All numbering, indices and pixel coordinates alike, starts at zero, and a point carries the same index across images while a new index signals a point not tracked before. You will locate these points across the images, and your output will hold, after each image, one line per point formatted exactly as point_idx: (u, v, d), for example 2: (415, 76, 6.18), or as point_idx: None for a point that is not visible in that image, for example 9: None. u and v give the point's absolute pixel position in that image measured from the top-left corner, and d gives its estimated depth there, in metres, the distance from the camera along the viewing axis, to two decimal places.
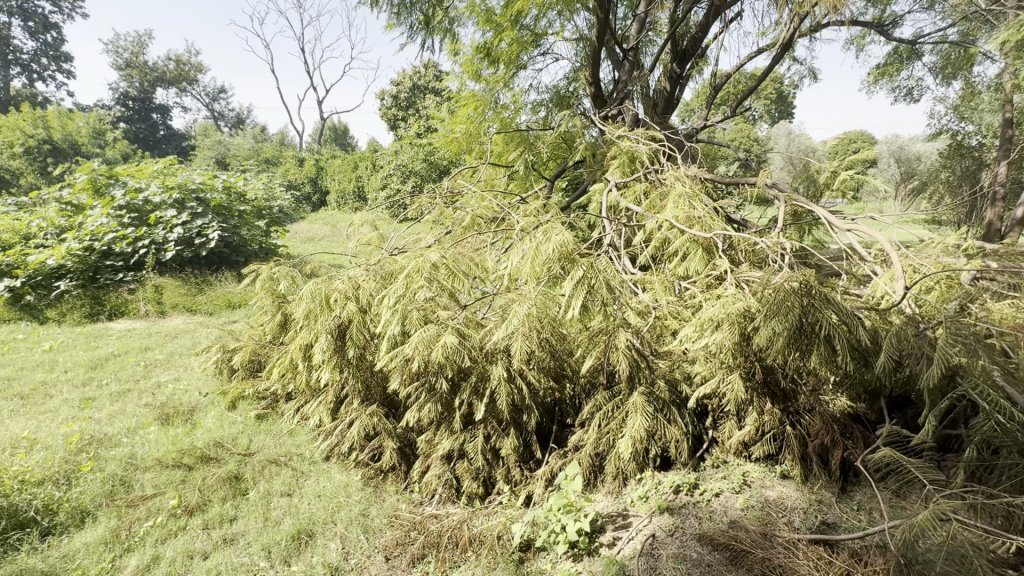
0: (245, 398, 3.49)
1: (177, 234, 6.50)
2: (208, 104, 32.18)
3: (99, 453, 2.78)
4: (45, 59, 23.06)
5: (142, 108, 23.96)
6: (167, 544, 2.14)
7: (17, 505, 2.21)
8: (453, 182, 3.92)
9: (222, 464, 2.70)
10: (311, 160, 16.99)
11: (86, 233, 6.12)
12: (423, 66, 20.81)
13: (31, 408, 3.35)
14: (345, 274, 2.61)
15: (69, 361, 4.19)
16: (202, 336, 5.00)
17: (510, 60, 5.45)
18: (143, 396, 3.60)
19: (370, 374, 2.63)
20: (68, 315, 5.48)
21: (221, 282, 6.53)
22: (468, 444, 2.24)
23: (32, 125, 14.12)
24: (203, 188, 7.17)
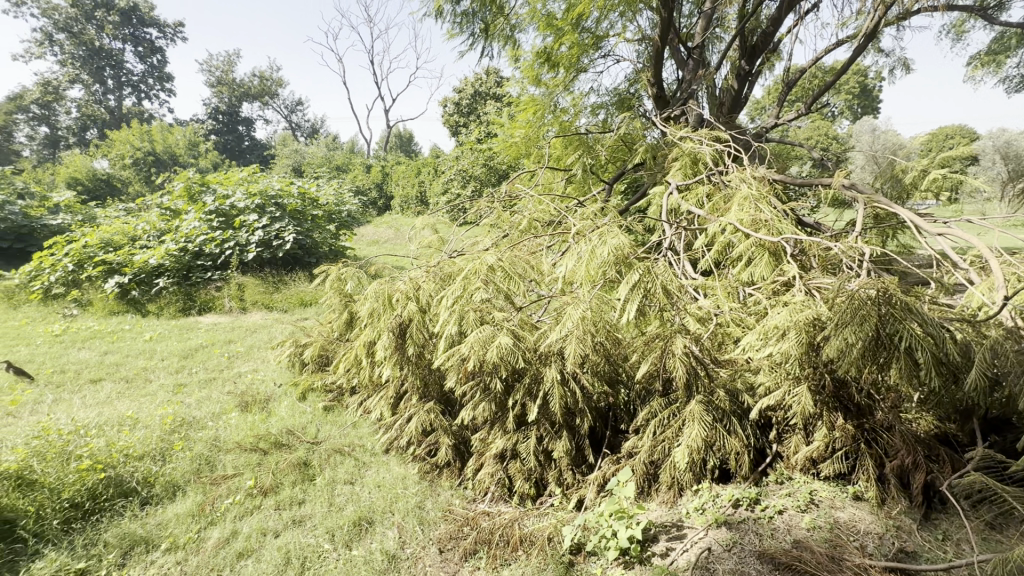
0: (314, 390, 3.73)
1: (258, 237, 7.04)
2: (287, 116, 34.57)
3: (189, 434, 3.08)
4: (152, 79, 25.78)
5: (231, 121, 25.89)
6: (243, 520, 2.33)
7: (122, 476, 2.54)
8: (511, 186, 3.98)
9: (293, 451, 2.90)
10: (377, 166, 17.82)
11: (182, 235, 6.79)
12: (484, 73, 21.16)
13: (134, 390, 3.76)
14: (406, 276, 2.73)
15: (165, 350, 4.66)
16: (278, 331, 5.38)
17: (570, 64, 5.47)
18: (226, 384, 3.94)
19: (428, 372, 2.73)
20: (165, 309, 6.08)
21: (295, 281, 6.99)
22: (521, 445, 2.27)
23: (139, 140, 15.88)
24: (281, 194, 7.72)
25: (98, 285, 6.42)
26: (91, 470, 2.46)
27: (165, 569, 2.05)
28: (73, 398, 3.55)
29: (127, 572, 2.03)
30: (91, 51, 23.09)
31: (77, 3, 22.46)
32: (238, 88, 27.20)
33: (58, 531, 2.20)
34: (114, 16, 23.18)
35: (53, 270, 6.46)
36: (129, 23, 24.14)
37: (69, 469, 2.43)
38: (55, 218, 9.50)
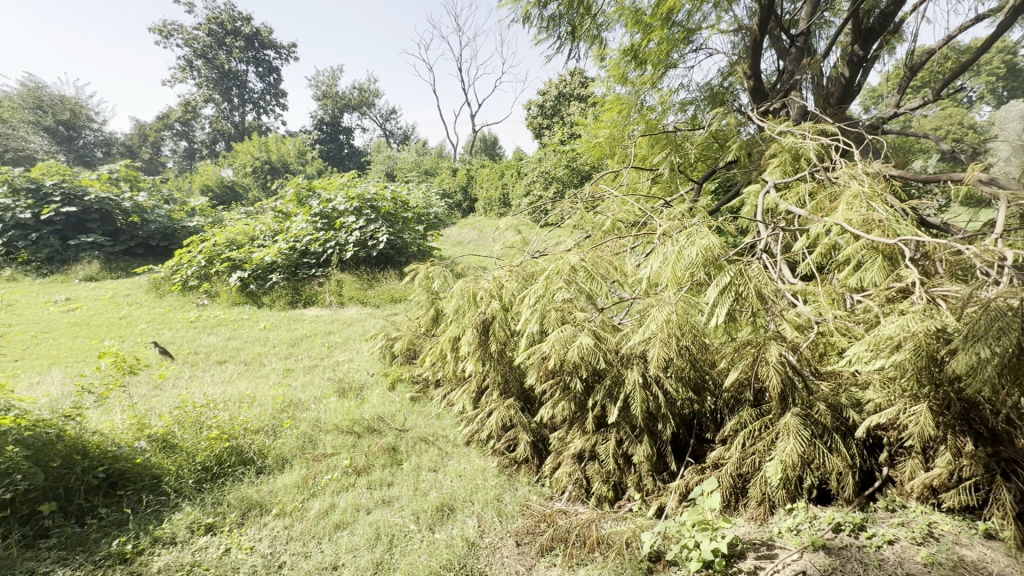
0: (402, 380, 3.97)
1: (355, 237, 7.62)
2: (381, 124, 36.92)
3: (296, 414, 3.41)
4: (269, 96, 28.78)
5: (332, 130, 27.71)
6: (340, 496, 2.54)
7: (242, 446, 2.90)
8: (595, 186, 3.96)
9: (383, 436, 3.11)
10: (463, 170, 18.47)
11: (292, 235, 7.53)
12: (569, 74, 21.12)
13: (252, 372, 4.26)
14: (490, 274, 2.82)
15: (276, 338, 5.21)
16: (370, 325, 5.78)
17: (659, 61, 5.32)
18: (326, 371, 4.32)
19: (509, 369, 2.80)
20: (276, 302, 6.77)
21: (386, 279, 7.47)
22: (600, 446, 2.25)
23: (258, 150, 17.79)
24: (377, 198, 8.28)
25: (224, 279, 7.30)
26: (217, 440, 2.84)
27: (275, 532, 2.30)
28: (205, 376, 4.09)
29: (245, 530, 2.31)
30: (222, 73, 26.15)
31: (212, 33, 25.42)
32: (340, 100, 29.55)
33: (192, 489, 2.57)
34: (240, 41, 26.05)
35: (190, 265, 7.44)
36: (252, 47, 27.01)
37: (202, 436, 2.84)
38: (192, 220, 10.93)
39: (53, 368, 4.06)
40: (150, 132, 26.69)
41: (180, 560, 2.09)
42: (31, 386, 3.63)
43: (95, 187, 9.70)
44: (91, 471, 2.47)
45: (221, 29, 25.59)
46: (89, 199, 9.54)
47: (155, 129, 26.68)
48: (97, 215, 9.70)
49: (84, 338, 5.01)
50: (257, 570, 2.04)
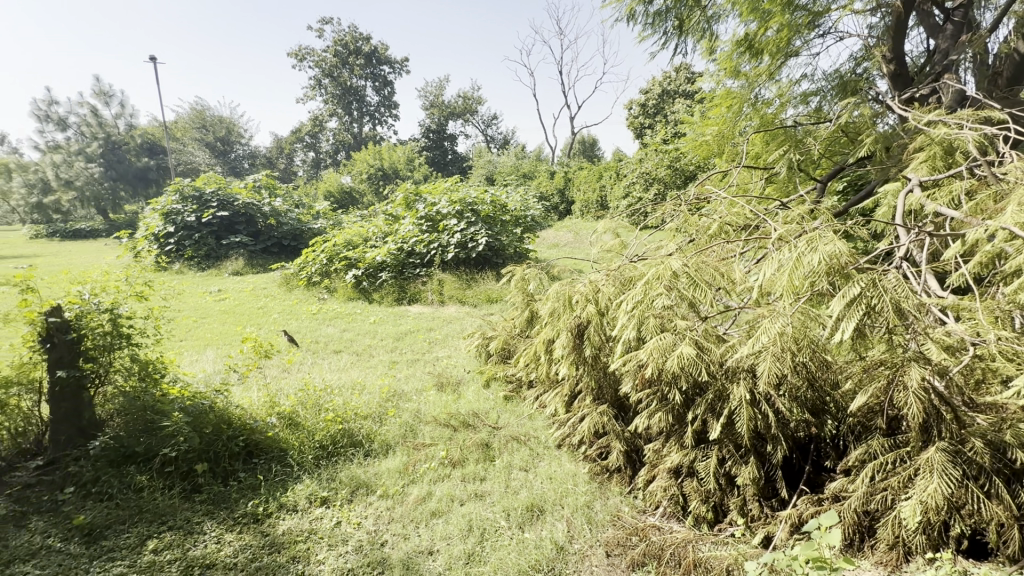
0: (496, 379, 4.06)
1: (457, 239, 7.98)
2: (483, 130, 38.26)
3: (399, 404, 3.65)
4: (384, 108, 31.22)
5: (438, 137, 28.61)
6: (436, 485, 2.68)
7: (353, 429, 3.17)
8: (701, 187, 3.75)
9: (477, 431, 3.22)
10: (561, 173, 18.46)
11: (400, 237, 8.10)
12: (674, 70, 20.33)
13: (362, 362, 4.65)
14: (587, 278, 2.79)
15: (383, 332, 5.63)
16: (468, 323, 6.01)
17: (778, 49, 4.88)
18: (426, 365, 4.57)
19: (604, 375, 2.76)
20: (385, 298, 7.32)
21: (484, 280, 7.72)
22: (699, 463, 2.13)
23: (373, 158, 19.32)
24: (477, 201, 8.60)
25: (341, 276, 8.06)
26: (332, 422, 3.14)
27: (379, 511, 2.48)
28: (324, 363, 4.56)
29: (354, 506, 2.52)
30: (344, 89, 28.83)
31: (337, 53, 28.17)
32: (446, 109, 31.22)
33: (311, 464, 2.86)
34: (360, 59, 28.51)
35: (314, 263, 8.32)
36: (372, 64, 29.49)
37: (320, 417, 3.16)
38: (316, 223, 12.21)
39: (208, 348, 4.80)
40: (286, 145, 30.25)
41: (300, 526, 2.36)
42: (192, 362, 4.33)
43: (242, 194, 11.24)
44: (233, 439, 2.88)
45: (345, 50, 28.24)
46: (238, 204, 11.09)
47: (289, 142, 30.18)
48: (243, 218, 11.24)
49: (231, 324, 5.84)
50: (362, 545, 2.23)
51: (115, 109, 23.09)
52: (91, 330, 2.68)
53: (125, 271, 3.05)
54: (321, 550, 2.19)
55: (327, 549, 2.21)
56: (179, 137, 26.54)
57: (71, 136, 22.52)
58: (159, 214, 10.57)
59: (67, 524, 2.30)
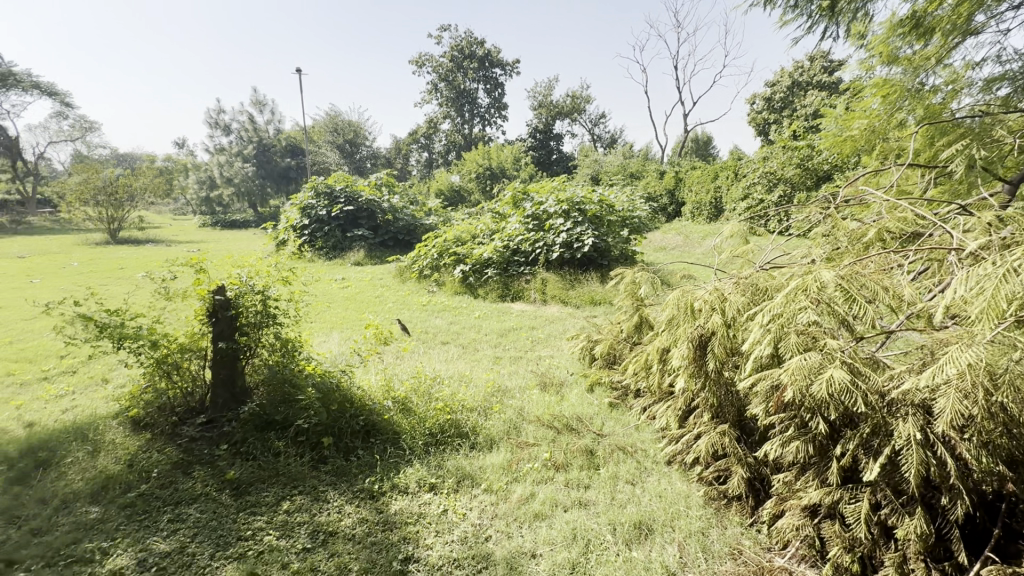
0: (601, 384, 3.93)
1: (562, 239, 7.89)
2: (590, 128, 37.72)
3: (503, 400, 3.70)
4: (494, 110, 32.14)
5: (545, 137, 28.64)
6: (540, 486, 2.65)
7: (461, 420, 3.26)
8: (852, 188, 3.28)
9: (581, 437, 3.14)
10: (672, 172, 17.50)
11: (506, 235, 8.26)
12: (809, 59, 18.40)
13: (468, 355, 4.80)
14: (712, 284, 2.58)
15: (488, 327, 5.77)
16: (570, 324, 5.93)
17: (953, 27, 4.03)
18: (530, 363, 4.59)
19: (726, 392, 2.54)
20: (489, 294, 7.51)
21: (588, 281, 7.57)
22: (844, 505, 1.85)
23: (482, 158, 19.88)
24: (585, 201, 8.40)
25: (449, 270, 8.42)
26: (441, 411, 3.26)
27: (483, 505, 2.52)
28: (433, 353, 4.78)
29: (459, 496, 2.59)
30: (458, 92, 30.17)
31: (454, 58, 29.58)
32: (555, 109, 31.39)
33: (421, 450, 2.99)
34: (474, 63, 29.58)
35: (426, 257, 8.80)
36: (485, 67, 30.47)
37: (431, 406, 3.31)
38: (428, 219, 12.89)
39: (334, 331, 5.28)
40: (403, 146, 32.39)
41: (410, 508, 2.47)
42: (322, 342, 4.80)
43: (366, 191, 12.23)
44: (354, 418, 3.12)
45: (460, 54, 29.51)
46: (362, 201, 12.13)
47: (407, 143, 32.33)
48: (366, 213, 12.24)
49: (353, 310, 6.38)
50: (466, 536, 2.27)
51: (267, 116, 26.50)
52: (246, 309, 3.05)
53: (274, 259, 3.43)
54: (430, 535, 2.27)
55: (434, 535, 2.28)
56: (316, 140, 29.74)
57: (233, 140, 26.29)
58: (298, 208, 11.93)
59: (220, 478, 2.64)
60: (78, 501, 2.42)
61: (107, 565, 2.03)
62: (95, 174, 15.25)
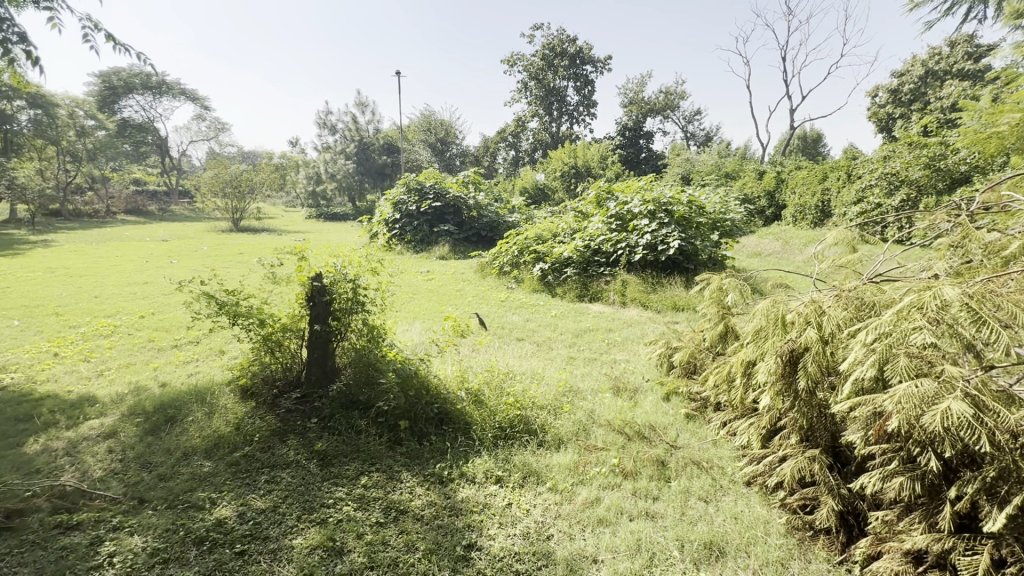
0: (678, 394, 3.75)
1: (645, 240, 7.62)
2: (683, 125, 36.03)
3: (575, 400, 3.67)
4: (583, 108, 31.77)
5: (634, 134, 27.82)
6: (606, 492, 2.60)
7: (530, 417, 3.29)
8: (994, 193, 2.83)
9: (653, 446, 3.02)
10: (773, 172, 16.20)
11: (588, 235, 8.16)
12: (949, 45, 16.14)
13: (543, 353, 4.82)
14: (809, 296, 2.36)
15: (563, 327, 5.75)
16: (650, 329, 5.73)
17: None
18: (604, 366, 4.50)
19: (818, 414, 2.32)
20: (567, 294, 7.47)
21: (671, 285, 7.24)
22: (957, 556, 1.62)
23: (567, 157, 19.74)
24: (673, 202, 7.98)
25: (529, 268, 8.50)
26: (512, 406, 3.30)
27: (548, 503, 2.52)
28: (508, 348, 4.86)
29: (524, 492, 2.61)
30: (547, 91, 30.28)
31: (545, 57, 29.69)
32: (646, 106, 30.45)
33: (490, 442, 3.06)
34: (565, 61, 29.47)
35: (507, 254, 8.97)
36: (577, 65, 30.14)
37: (502, 400, 3.36)
38: (512, 216, 13.07)
39: (417, 321, 5.55)
40: (491, 144, 33.07)
41: (476, 498, 2.54)
42: (405, 331, 5.08)
43: (454, 187, 12.70)
44: (430, 405, 3.27)
45: (552, 52, 29.54)
46: (449, 197, 12.62)
47: (495, 142, 33.00)
48: (452, 210, 12.69)
49: (435, 302, 6.67)
50: (529, 532, 2.29)
51: (368, 117, 28.40)
52: (339, 296, 3.31)
53: (366, 250, 3.67)
54: (493, 526, 2.33)
55: (498, 527, 2.33)
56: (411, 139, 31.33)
57: (338, 139, 28.52)
58: (391, 203, 12.70)
59: (310, 448, 2.90)
60: (196, 455, 2.80)
61: (213, 514, 2.32)
62: (224, 170, 17.32)
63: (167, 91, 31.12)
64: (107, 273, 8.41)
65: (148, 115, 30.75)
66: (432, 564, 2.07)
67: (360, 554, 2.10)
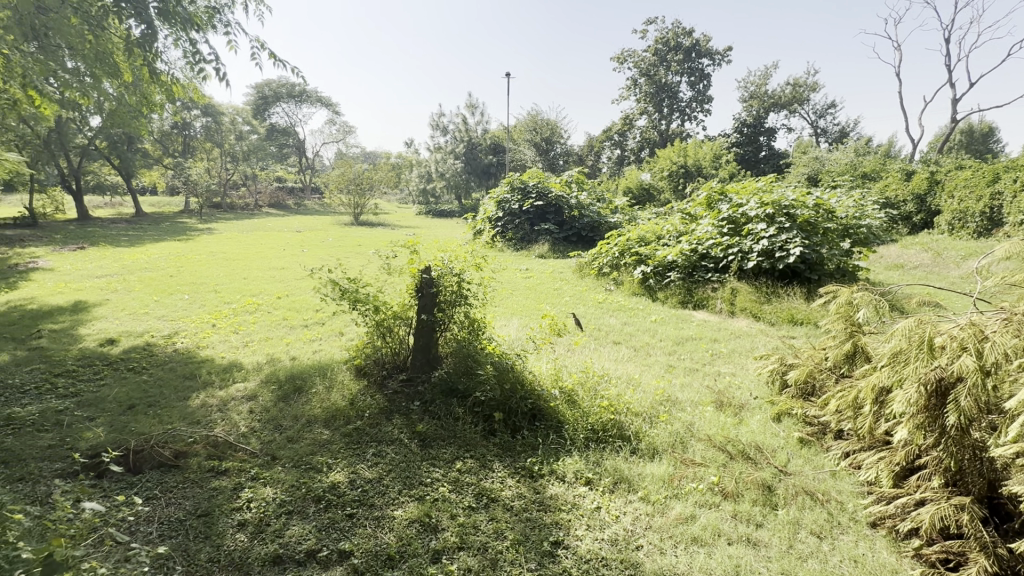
0: (791, 416, 3.41)
1: (761, 246, 6.97)
2: (813, 119, 32.53)
3: (672, 411, 3.52)
4: (697, 103, 29.94)
5: (753, 131, 25.72)
6: (702, 510, 2.46)
7: (624, 423, 3.21)
8: None
9: (758, 468, 2.79)
10: (925, 172, 13.99)
11: (695, 238, 7.74)
12: None
13: (640, 358, 4.67)
14: (965, 318, 2.03)
15: (664, 333, 5.52)
16: (761, 343, 5.28)
17: None
18: (707, 378, 4.25)
19: (973, 457, 1.98)
20: (668, 299, 7.17)
21: (789, 296, 6.57)
22: None
23: (677, 156, 18.78)
24: (795, 205, 7.25)
25: (629, 270, 8.29)
26: (605, 410, 3.25)
27: (638, 513, 2.45)
28: (604, 351, 4.80)
29: (614, 498, 2.57)
30: (658, 87, 29.12)
31: (657, 52, 28.65)
32: (769, 99, 28.01)
33: (582, 443, 3.05)
34: (679, 55, 28.10)
35: (607, 255, 8.83)
36: (691, 59, 28.57)
37: (596, 402, 3.33)
38: (614, 216, 12.76)
39: (515, 317, 5.69)
40: (596, 143, 32.59)
41: (565, 497, 2.55)
42: (504, 326, 5.24)
43: (556, 187, 12.78)
44: (524, 400, 3.31)
45: (665, 47, 28.38)
46: (551, 197, 12.72)
47: (600, 141, 32.50)
48: (553, 209, 12.75)
49: (532, 299, 6.77)
50: (617, 539, 2.25)
51: (477, 118, 29.55)
52: (445, 288, 3.51)
53: (471, 246, 3.84)
54: (580, 527, 2.32)
55: (585, 528, 2.32)
56: None
57: (448, 140, 30.05)
58: (495, 202, 13.14)
59: (412, 429, 3.12)
60: (317, 424, 3.15)
61: (329, 476, 2.60)
62: (349, 169, 19.10)
63: (307, 99, 35.08)
64: (255, 258, 9.75)
65: (291, 120, 34.93)
66: (520, 555, 2.12)
67: (453, 533, 2.22)
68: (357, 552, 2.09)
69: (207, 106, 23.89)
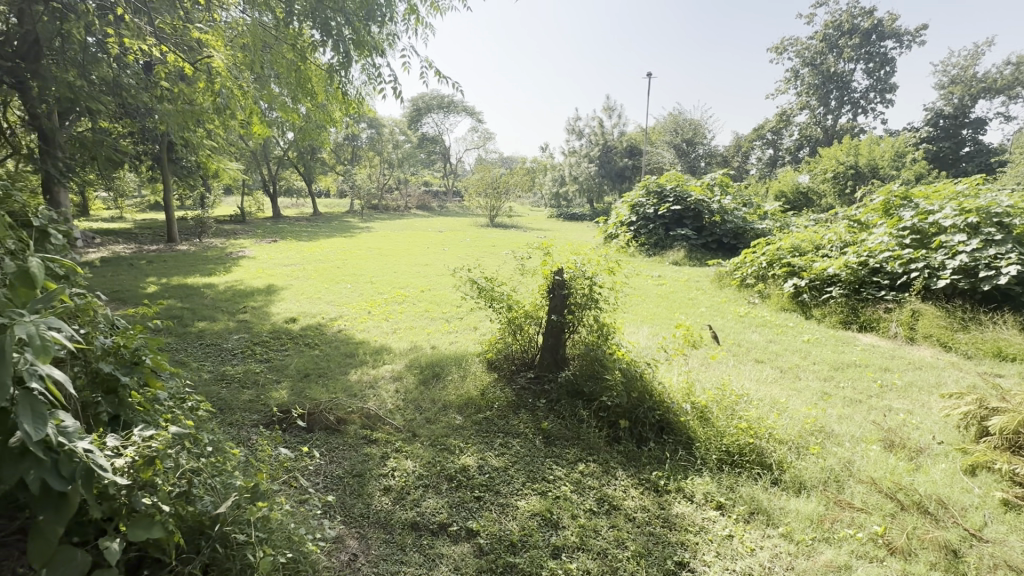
0: (991, 472, 2.78)
1: (959, 261, 5.77)
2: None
3: (826, 444, 3.10)
4: (876, 93, 25.81)
5: (953, 123, 21.38)
6: (860, 562, 2.14)
7: (765, 450, 2.92)
8: None
9: (941, 527, 2.33)
10: None
11: (866, 249, 6.71)
12: None
13: (787, 381, 4.20)
14: None
15: (819, 355, 4.88)
16: (951, 377, 4.38)
17: None
18: (873, 412, 3.66)
19: None
20: (826, 318, 6.32)
21: (996, 324, 5.33)
22: None
23: (845, 155, 16.27)
24: (1010, 212, 5.91)
25: (778, 283, 7.48)
26: (744, 432, 2.99)
27: (778, 549, 2.22)
28: (744, 368, 4.41)
29: (749, 528, 2.36)
30: (825, 77, 25.72)
31: (826, 38, 25.44)
32: (977, 84, 23.07)
33: (714, 464, 2.85)
34: (855, 39, 24.43)
35: (752, 265, 8.09)
36: (869, 42, 24.61)
37: (732, 423, 3.07)
38: (762, 222, 11.62)
39: (645, 324, 5.51)
40: (745, 143, 29.93)
41: (692, 517, 2.42)
42: (633, 333, 5.10)
43: (696, 191, 12.05)
44: (651, 411, 3.19)
45: (836, 32, 25.07)
46: (690, 201, 12.02)
47: (749, 140, 29.78)
48: (692, 213, 12.04)
49: (664, 307, 6.49)
50: (751, 573, 2.07)
51: (614, 120, 29.14)
52: (576, 291, 3.55)
53: (605, 250, 3.82)
54: (709, 553, 2.18)
55: (714, 555, 2.17)
56: None
57: (583, 143, 30.11)
58: (629, 206, 12.85)
59: (537, 425, 3.22)
60: (451, 410, 3.41)
61: (460, 459, 2.80)
62: (488, 173, 20.22)
63: (454, 110, 37.95)
64: (405, 254, 10.86)
65: (440, 130, 38.10)
66: (642, 568, 2.07)
67: (573, 533, 2.25)
68: (483, 533, 2.23)
69: (372, 120, 27.16)
